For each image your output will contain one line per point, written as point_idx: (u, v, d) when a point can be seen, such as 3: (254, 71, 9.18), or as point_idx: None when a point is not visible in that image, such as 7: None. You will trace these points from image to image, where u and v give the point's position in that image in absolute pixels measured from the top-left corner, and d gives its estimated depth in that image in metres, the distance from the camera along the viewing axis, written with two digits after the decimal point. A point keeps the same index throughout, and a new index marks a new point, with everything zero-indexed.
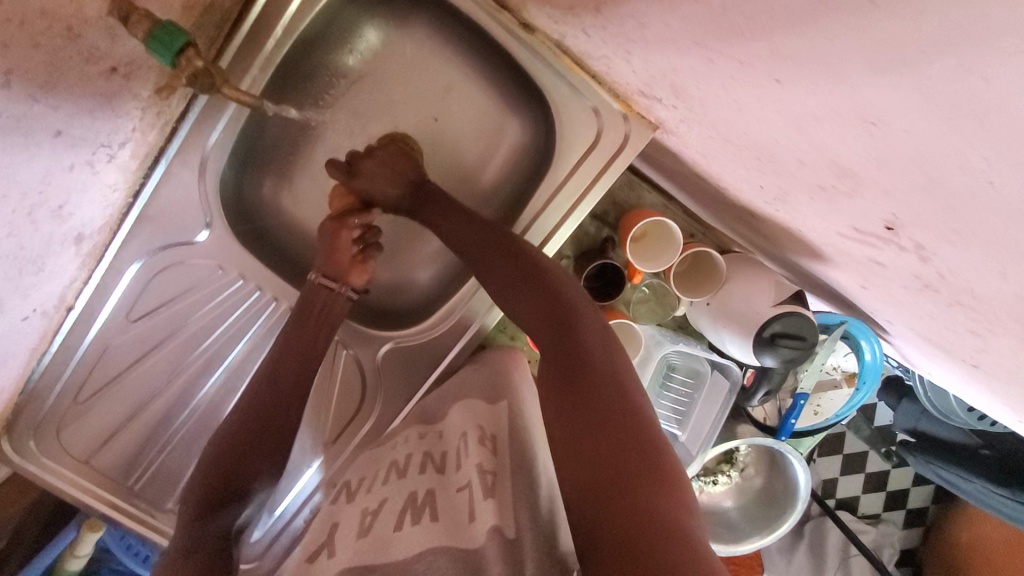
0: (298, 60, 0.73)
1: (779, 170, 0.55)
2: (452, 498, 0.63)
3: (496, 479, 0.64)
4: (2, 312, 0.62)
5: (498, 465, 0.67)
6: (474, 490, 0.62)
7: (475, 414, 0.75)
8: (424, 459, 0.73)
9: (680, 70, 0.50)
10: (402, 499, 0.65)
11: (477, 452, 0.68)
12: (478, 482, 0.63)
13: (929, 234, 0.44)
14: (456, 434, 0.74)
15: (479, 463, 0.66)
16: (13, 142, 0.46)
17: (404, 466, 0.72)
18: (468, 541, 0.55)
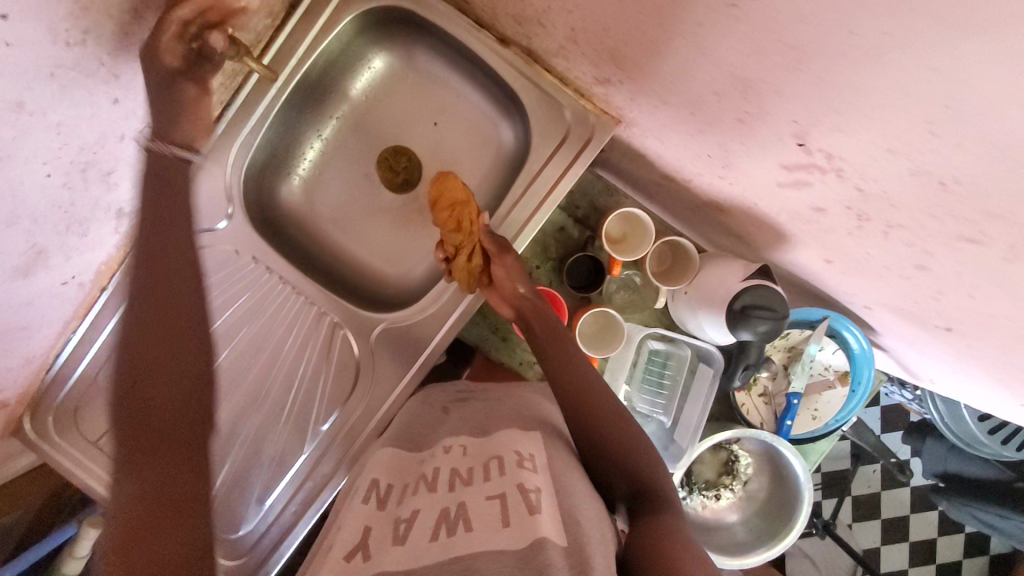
0: (315, 80, 0.88)
1: (709, 117, 0.63)
2: (486, 507, 0.60)
3: (537, 495, 0.60)
4: (46, 267, 0.72)
5: (539, 483, 0.63)
6: (513, 502, 0.59)
7: (507, 437, 0.73)
8: (451, 474, 0.68)
9: (609, 31, 0.60)
10: (436, 510, 0.61)
11: (516, 471, 0.65)
12: (516, 496, 0.60)
13: (826, 133, 0.51)
14: (490, 454, 0.70)
15: (519, 480, 0.62)
16: (80, 95, 0.59)
17: (434, 481, 0.67)
18: (519, 543, 0.53)
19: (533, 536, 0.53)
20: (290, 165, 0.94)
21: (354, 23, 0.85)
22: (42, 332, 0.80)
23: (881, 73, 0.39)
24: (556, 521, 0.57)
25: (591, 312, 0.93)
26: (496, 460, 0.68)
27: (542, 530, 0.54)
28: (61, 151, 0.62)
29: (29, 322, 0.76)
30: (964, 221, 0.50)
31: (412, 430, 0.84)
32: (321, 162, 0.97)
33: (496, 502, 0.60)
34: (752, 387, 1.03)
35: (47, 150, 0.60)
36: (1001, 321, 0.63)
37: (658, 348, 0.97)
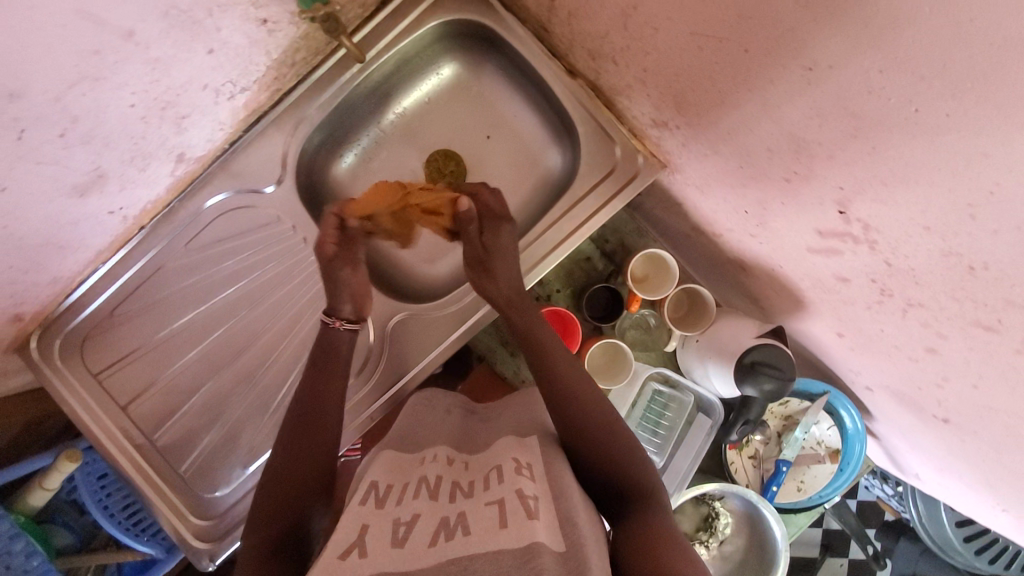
0: (386, 74, 0.93)
1: (755, 173, 0.67)
2: (485, 513, 0.60)
3: (536, 502, 0.61)
4: (101, 192, 0.74)
5: (536, 492, 0.64)
6: (512, 506, 0.60)
7: (508, 446, 0.74)
8: (452, 485, 0.69)
9: (680, 77, 0.64)
10: (435, 515, 0.62)
11: (515, 477, 0.65)
12: (515, 502, 0.60)
13: (869, 203, 0.54)
14: (491, 466, 0.71)
15: (517, 486, 0.63)
16: (183, 38, 0.63)
17: (433, 490, 0.67)
18: (517, 542, 0.53)
19: (530, 540, 0.53)
20: (344, 146, 0.98)
21: (435, 30, 0.90)
22: (76, 255, 0.82)
23: (936, 151, 0.43)
24: (552, 529, 0.57)
25: (604, 342, 0.95)
26: (496, 469, 0.69)
27: (539, 534, 0.54)
28: (151, 87, 0.65)
29: (68, 242, 0.78)
30: (983, 306, 0.53)
31: (412, 435, 0.84)
32: (373, 151, 1.00)
33: (495, 508, 0.60)
34: (744, 448, 1.04)
35: (139, 82, 0.63)
36: (999, 415, 0.65)
37: (661, 390, 0.98)
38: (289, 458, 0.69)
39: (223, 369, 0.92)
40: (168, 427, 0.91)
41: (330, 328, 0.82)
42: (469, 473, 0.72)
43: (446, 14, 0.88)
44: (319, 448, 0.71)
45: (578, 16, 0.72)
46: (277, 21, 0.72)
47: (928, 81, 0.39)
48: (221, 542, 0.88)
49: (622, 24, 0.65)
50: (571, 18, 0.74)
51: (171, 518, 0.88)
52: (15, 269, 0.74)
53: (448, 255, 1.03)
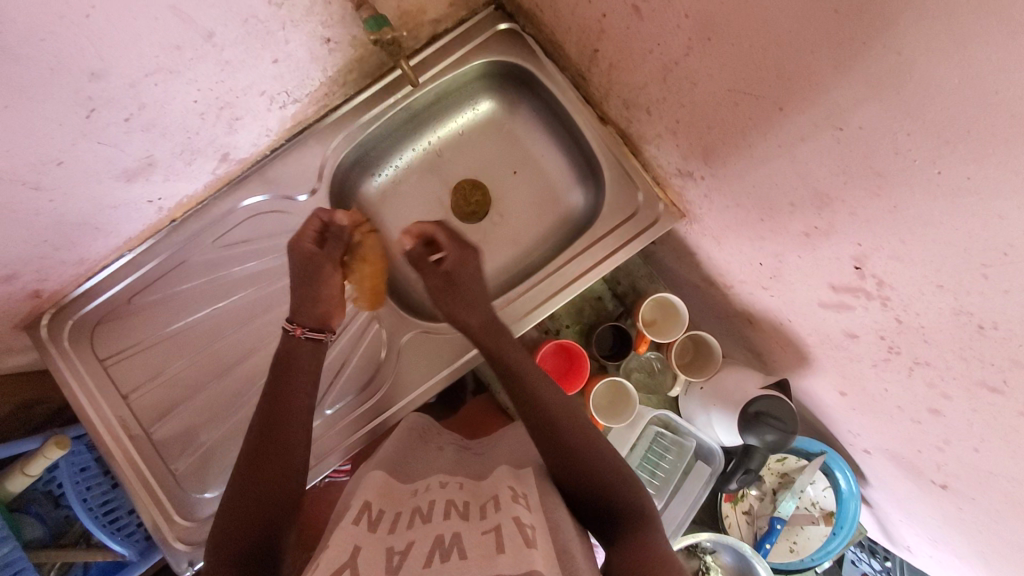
0: (428, 103, 0.98)
1: (775, 225, 0.71)
2: (482, 537, 0.60)
3: (533, 531, 0.61)
4: (145, 180, 0.76)
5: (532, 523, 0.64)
6: (510, 533, 0.60)
7: (506, 477, 0.75)
8: (448, 507, 0.69)
9: (712, 129, 0.69)
10: (431, 537, 0.61)
11: (511, 506, 0.66)
12: (512, 528, 0.61)
13: (885, 260, 0.58)
14: (487, 495, 0.71)
15: (515, 514, 0.63)
16: (254, 46, 0.67)
17: (428, 513, 0.67)
18: (514, 566, 0.53)
19: (528, 566, 0.53)
20: (378, 166, 1.02)
21: (480, 68, 0.96)
22: (106, 240, 0.83)
23: (955, 211, 0.46)
24: (549, 559, 0.57)
25: (610, 379, 0.96)
26: (494, 498, 0.69)
27: (537, 560, 0.54)
28: (215, 86, 0.69)
29: (103, 225, 0.79)
30: (990, 368, 0.56)
31: (406, 459, 0.83)
32: (405, 173, 1.04)
33: (491, 533, 0.60)
34: (739, 502, 1.05)
35: (206, 80, 0.67)
36: (999, 482, 0.67)
37: (664, 433, 0.99)
38: (248, 488, 0.67)
39: (230, 368, 0.92)
40: (168, 422, 0.91)
41: (291, 336, 0.78)
42: (467, 497, 0.72)
43: (492, 54, 0.94)
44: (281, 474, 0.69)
45: (619, 67, 0.77)
46: (339, 41, 0.76)
47: (952, 144, 0.43)
48: (202, 547, 0.86)
49: (662, 77, 0.70)
50: (611, 68, 0.79)
51: (156, 516, 0.87)
52: (47, 245, 0.75)
53: None
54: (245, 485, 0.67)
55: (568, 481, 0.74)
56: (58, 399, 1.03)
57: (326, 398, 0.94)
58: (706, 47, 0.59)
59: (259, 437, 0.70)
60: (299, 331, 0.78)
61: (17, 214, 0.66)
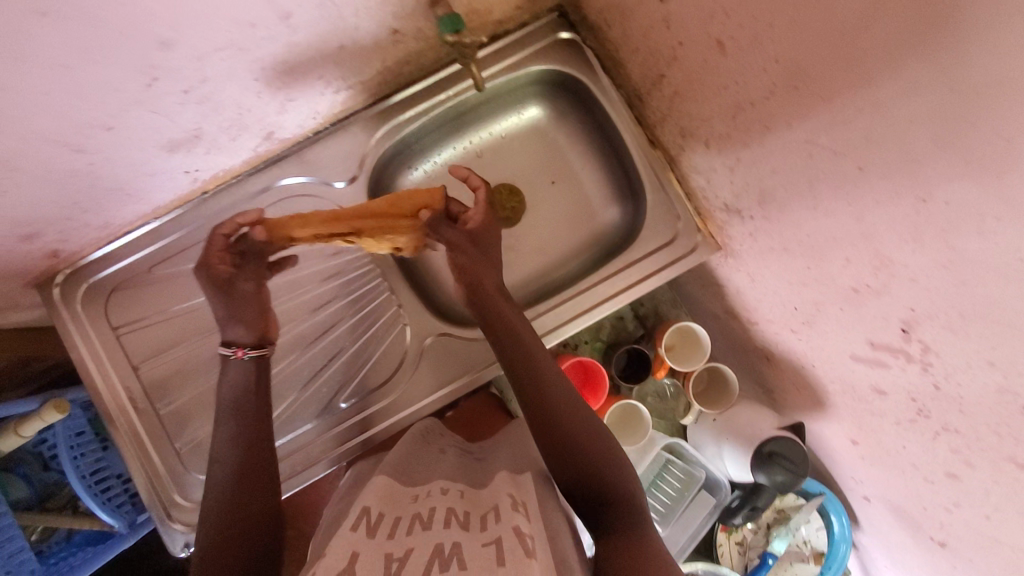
0: (477, 102, 0.96)
1: (823, 276, 0.71)
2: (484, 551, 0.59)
3: (533, 543, 0.61)
4: (187, 151, 0.73)
5: (533, 534, 0.64)
6: (510, 545, 0.59)
7: (507, 482, 0.74)
8: (448, 513, 0.68)
9: (775, 174, 0.69)
10: (429, 545, 0.60)
11: (512, 516, 0.65)
12: (513, 540, 0.61)
13: (936, 328, 0.59)
14: (489, 504, 0.71)
15: (516, 525, 0.63)
16: (325, 30, 0.65)
17: (429, 519, 0.66)
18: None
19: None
20: (417, 160, 1.00)
21: (534, 74, 0.95)
22: (134, 208, 0.80)
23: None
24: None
25: (623, 403, 0.96)
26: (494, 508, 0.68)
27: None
28: (277, 66, 0.66)
29: (135, 193, 0.76)
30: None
31: (410, 459, 0.82)
32: (443, 170, 1.02)
33: (495, 547, 0.60)
34: (733, 533, 1.09)
35: (270, 60, 0.64)
36: (1004, 552, 0.68)
37: (674, 461, 0.99)
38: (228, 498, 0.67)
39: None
40: (174, 397, 0.88)
41: (231, 360, 0.77)
42: (467, 506, 0.71)
43: (549, 62, 0.93)
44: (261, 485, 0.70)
45: (685, 96, 0.77)
46: (405, 34, 0.74)
47: None
48: None
49: (731, 117, 0.70)
50: (676, 96, 0.78)
51: (156, 492, 0.85)
52: (78, 208, 0.72)
53: None
54: (225, 496, 0.67)
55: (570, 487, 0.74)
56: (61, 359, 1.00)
57: (342, 391, 0.94)
58: (791, 95, 0.59)
59: (235, 454, 0.70)
60: (238, 353, 0.77)
61: (55, 175, 0.63)
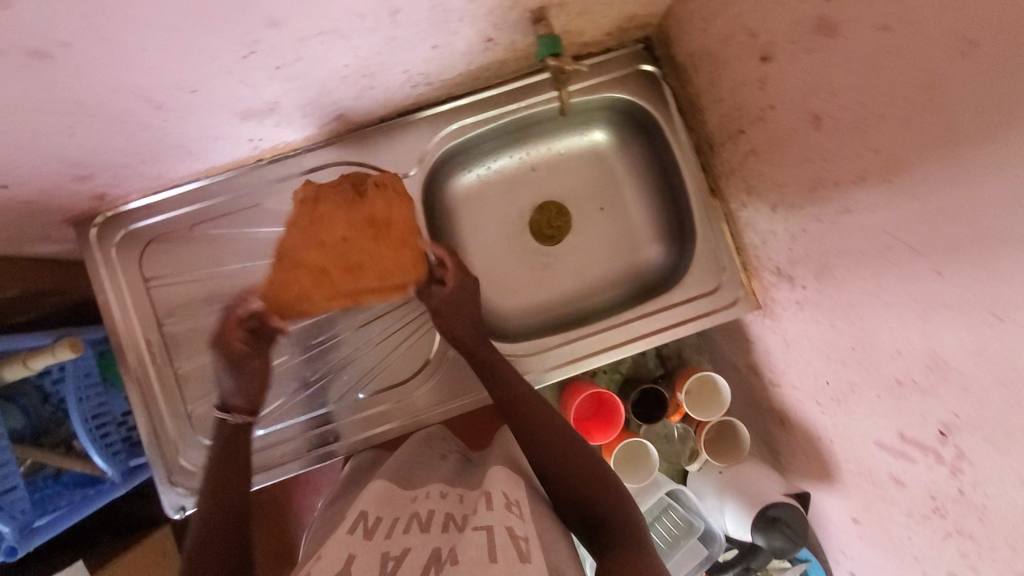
0: (544, 118, 0.96)
1: (867, 363, 0.72)
2: (478, 542, 0.60)
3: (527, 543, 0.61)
4: (260, 122, 0.72)
5: (527, 534, 0.64)
6: (503, 543, 0.60)
7: (502, 478, 0.74)
8: (445, 518, 0.67)
9: (841, 254, 0.69)
10: (426, 551, 0.61)
11: (506, 513, 0.66)
12: (505, 537, 0.61)
13: (975, 439, 0.59)
14: (481, 492, 0.71)
15: (509, 523, 0.63)
16: (426, 30, 0.64)
17: (427, 521, 0.67)
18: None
19: None
20: (474, 163, 0.99)
21: (607, 101, 0.95)
22: (190, 165, 0.79)
23: None
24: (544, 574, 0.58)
25: (635, 441, 0.97)
26: (486, 497, 0.69)
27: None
28: (371, 57, 0.65)
29: (196, 152, 0.75)
30: None
31: (411, 464, 0.82)
32: (496, 178, 1.02)
33: (487, 537, 0.60)
34: None
35: (366, 51, 0.64)
36: None
37: (675, 506, 1.00)
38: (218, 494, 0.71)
39: None
40: (194, 360, 0.87)
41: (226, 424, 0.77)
42: (463, 507, 0.71)
43: (624, 92, 0.93)
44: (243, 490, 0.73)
45: (761, 155, 0.76)
46: (497, 43, 0.74)
47: None
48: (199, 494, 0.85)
49: (807, 189, 0.70)
50: (752, 154, 0.78)
51: (161, 450, 0.85)
52: (139, 158, 0.71)
53: (523, 295, 1.03)
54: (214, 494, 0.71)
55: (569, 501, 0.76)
56: (80, 295, 0.98)
57: (362, 383, 0.94)
58: (881, 187, 0.59)
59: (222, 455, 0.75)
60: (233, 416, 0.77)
61: (131, 127, 0.62)
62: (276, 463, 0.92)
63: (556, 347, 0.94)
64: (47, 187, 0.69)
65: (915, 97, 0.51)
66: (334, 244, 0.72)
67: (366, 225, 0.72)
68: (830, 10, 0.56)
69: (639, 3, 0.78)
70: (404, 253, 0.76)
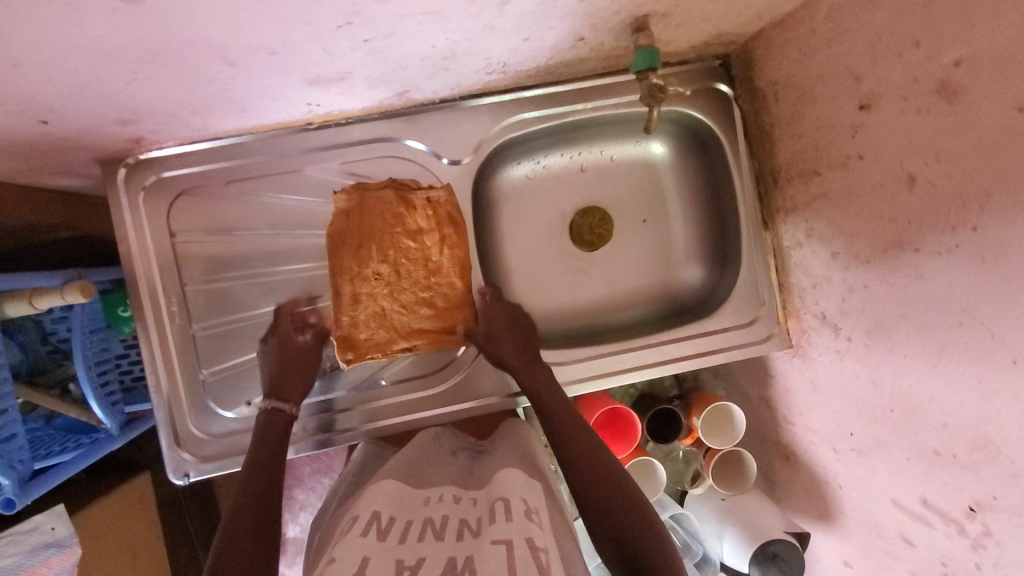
0: (607, 122, 0.92)
1: (903, 426, 0.72)
2: (496, 555, 0.53)
3: (547, 557, 0.54)
4: (325, 89, 0.68)
5: (547, 546, 0.57)
6: (522, 555, 0.53)
7: (519, 480, 0.67)
8: (460, 524, 0.60)
9: (903, 317, 0.68)
10: (443, 557, 0.54)
11: (527, 521, 0.58)
12: (526, 549, 0.54)
13: (1012, 524, 0.59)
14: (496, 496, 0.64)
15: (530, 535, 0.56)
16: (525, 23, 0.60)
17: (441, 528, 0.59)
18: None
19: None
20: (526, 156, 0.95)
21: (675, 115, 0.91)
22: (237, 120, 0.73)
23: None
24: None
25: (646, 461, 0.95)
26: (502, 502, 0.62)
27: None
28: (460, 40, 0.61)
29: (249, 110, 0.70)
30: None
31: (416, 464, 0.75)
32: (546, 176, 0.98)
33: (504, 550, 0.53)
34: None
35: (459, 34, 0.59)
36: None
37: (675, 527, 1.02)
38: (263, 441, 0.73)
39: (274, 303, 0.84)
40: (215, 324, 0.83)
41: (280, 414, 0.76)
42: (476, 508, 0.63)
43: (694, 109, 0.89)
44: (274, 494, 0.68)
45: (834, 202, 0.75)
46: (587, 42, 0.70)
47: None
48: (206, 464, 0.82)
49: (880, 247, 0.69)
50: (823, 198, 0.77)
51: (171, 414, 0.82)
52: (189, 109, 0.66)
53: (556, 300, 1.00)
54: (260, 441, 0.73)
55: (597, 506, 0.69)
56: (89, 233, 0.93)
57: (385, 370, 0.90)
58: (970, 263, 0.58)
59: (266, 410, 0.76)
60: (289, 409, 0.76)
61: (194, 78, 0.57)
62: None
63: (586, 361, 0.92)
64: (84, 125, 0.64)
65: None
66: (371, 249, 0.77)
67: (403, 235, 0.78)
68: (956, 74, 0.55)
69: (733, 23, 0.75)
70: (441, 267, 0.80)
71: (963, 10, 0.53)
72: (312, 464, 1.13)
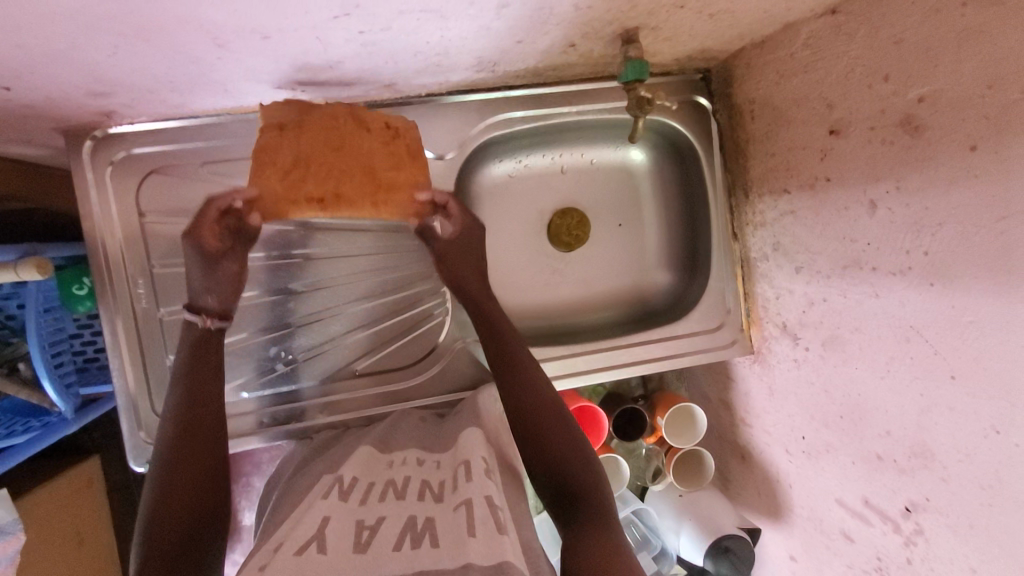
0: (589, 126, 0.94)
1: (850, 432, 0.77)
2: (455, 519, 0.54)
3: (504, 515, 0.56)
4: (312, 77, 0.67)
5: (503, 505, 0.59)
6: (481, 513, 0.54)
7: (480, 439, 0.69)
8: (422, 485, 0.62)
9: (857, 331, 0.73)
10: (404, 520, 0.55)
11: (485, 480, 0.60)
12: (484, 508, 0.55)
13: (939, 524, 0.65)
14: (458, 456, 0.66)
15: (488, 493, 0.58)
16: (520, 27, 0.61)
17: (404, 489, 0.60)
18: (495, 553, 0.48)
19: (500, 557, 0.47)
20: (508, 154, 0.96)
21: (657, 124, 0.94)
22: (218, 101, 0.71)
23: None
24: (520, 551, 0.51)
25: (611, 457, 0.97)
26: (465, 463, 0.63)
27: (509, 553, 0.48)
28: (455, 39, 0.62)
29: (231, 91, 0.68)
30: None
31: (384, 434, 0.76)
32: (527, 176, 0.99)
33: (464, 511, 0.54)
34: None
35: (456, 33, 0.60)
36: None
37: (636, 522, 1.07)
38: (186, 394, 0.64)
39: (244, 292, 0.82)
40: (183, 309, 0.81)
41: (195, 327, 0.67)
42: (437, 471, 0.65)
43: (676, 120, 0.92)
44: (216, 469, 0.63)
45: (800, 219, 0.80)
46: (578, 48, 0.71)
47: None
48: None
49: (840, 265, 0.73)
50: (791, 215, 0.81)
51: (134, 397, 0.80)
52: (168, 86, 0.64)
53: (531, 297, 1.01)
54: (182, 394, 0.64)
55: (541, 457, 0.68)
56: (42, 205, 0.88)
57: (360, 359, 0.88)
58: (922, 286, 0.62)
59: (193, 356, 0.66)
60: (205, 320, 0.67)
61: (180, 58, 0.56)
62: (233, 434, 0.84)
63: (558, 356, 0.94)
64: (54, 95, 0.61)
65: (981, 213, 0.54)
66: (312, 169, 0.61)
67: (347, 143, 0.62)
68: (920, 109, 0.59)
69: (717, 40, 0.78)
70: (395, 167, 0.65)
71: (929, 50, 0.57)
72: (271, 449, 1.11)
